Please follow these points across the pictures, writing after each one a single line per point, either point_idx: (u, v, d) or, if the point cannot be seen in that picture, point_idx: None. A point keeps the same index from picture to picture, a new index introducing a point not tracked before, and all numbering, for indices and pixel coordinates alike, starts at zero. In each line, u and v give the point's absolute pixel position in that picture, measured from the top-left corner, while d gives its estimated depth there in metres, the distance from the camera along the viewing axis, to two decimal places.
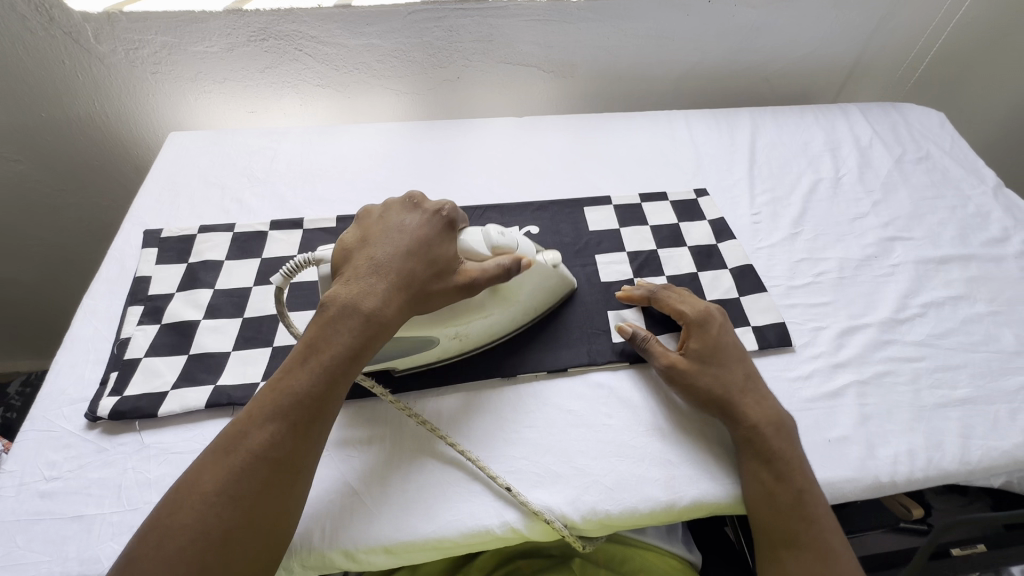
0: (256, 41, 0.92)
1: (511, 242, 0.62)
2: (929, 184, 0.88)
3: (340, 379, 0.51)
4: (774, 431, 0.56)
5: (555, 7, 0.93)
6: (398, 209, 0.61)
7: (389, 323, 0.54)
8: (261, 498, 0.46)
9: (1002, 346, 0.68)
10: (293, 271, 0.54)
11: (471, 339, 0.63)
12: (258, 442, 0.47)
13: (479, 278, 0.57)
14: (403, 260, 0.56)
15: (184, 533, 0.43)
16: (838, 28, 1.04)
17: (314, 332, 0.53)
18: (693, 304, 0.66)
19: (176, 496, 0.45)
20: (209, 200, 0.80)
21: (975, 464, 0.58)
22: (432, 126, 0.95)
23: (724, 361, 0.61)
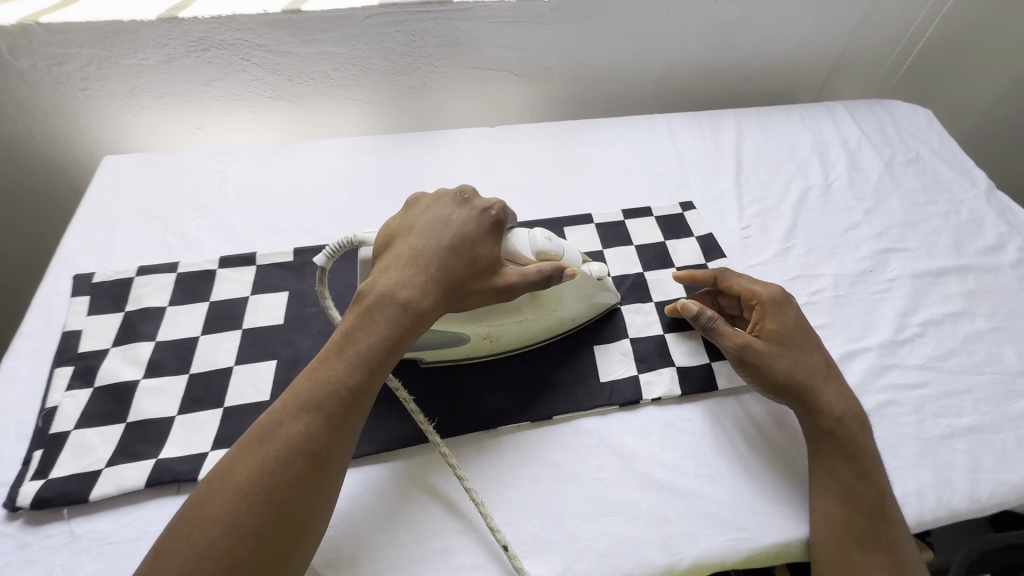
0: (196, 51, 0.83)
1: (558, 249, 0.57)
2: (921, 189, 0.84)
3: (375, 371, 0.49)
4: (858, 426, 0.54)
5: (525, 8, 0.86)
6: (439, 199, 0.59)
7: (424, 315, 0.52)
8: (295, 493, 0.44)
9: (1005, 366, 0.65)
10: (336, 253, 0.54)
11: (504, 339, 0.62)
12: (294, 433, 0.45)
13: (518, 284, 0.54)
14: (442, 252, 0.54)
15: (217, 523, 0.42)
16: (824, 22, 0.99)
17: (351, 321, 0.51)
18: (767, 285, 0.62)
19: (210, 484, 0.44)
20: (149, 235, 0.72)
21: (985, 501, 0.55)
22: (398, 139, 0.88)
23: (800, 346, 0.58)
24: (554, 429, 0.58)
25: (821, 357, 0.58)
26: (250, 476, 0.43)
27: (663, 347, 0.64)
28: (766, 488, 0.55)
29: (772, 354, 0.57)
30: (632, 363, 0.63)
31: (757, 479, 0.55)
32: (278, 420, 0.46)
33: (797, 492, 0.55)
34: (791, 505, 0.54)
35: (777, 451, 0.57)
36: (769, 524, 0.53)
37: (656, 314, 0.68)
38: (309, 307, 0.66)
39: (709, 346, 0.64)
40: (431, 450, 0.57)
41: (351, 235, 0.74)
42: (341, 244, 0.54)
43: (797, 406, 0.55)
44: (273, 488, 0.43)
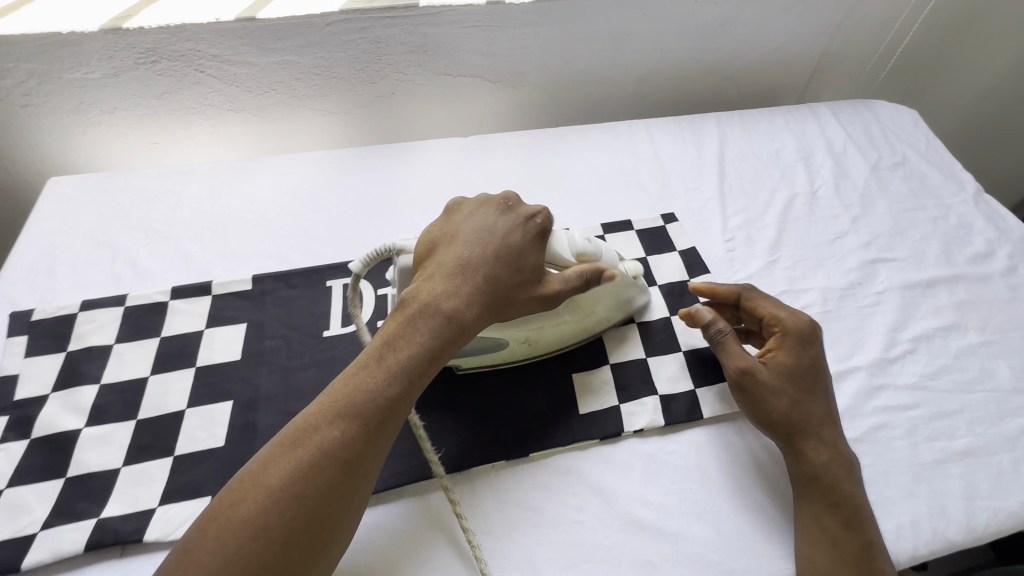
0: (145, 64, 0.78)
1: (596, 250, 0.59)
2: (908, 195, 0.82)
3: (414, 383, 0.48)
4: (845, 474, 0.51)
5: (496, 12, 0.82)
6: (488, 205, 0.57)
7: (466, 327, 0.51)
8: (325, 502, 0.42)
9: (998, 383, 0.62)
10: (371, 260, 0.55)
11: (541, 345, 0.61)
12: (329, 439, 0.44)
13: (562, 291, 0.54)
14: (490, 262, 0.52)
15: (246, 526, 0.40)
16: (807, 20, 0.96)
17: (392, 328, 0.50)
18: (797, 316, 0.57)
19: (242, 483, 0.42)
20: (96, 265, 0.67)
21: (982, 531, 0.53)
22: (365, 151, 0.83)
23: (807, 385, 0.54)
24: (530, 468, 0.55)
25: (821, 397, 0.55)
26: (281, 481, 0.42)
27: (645, 374, 0.61)
28: (755, 525, 0.52)
29: (772, 388, 0.54)
30: (614, 391, 0.60)
31: (745, 515, 0.52)
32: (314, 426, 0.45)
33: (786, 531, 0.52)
34: (781, 543, 0.51)
35: (767, 487, 0.54)
36: (757, 565, 0.50)
37: (637, 337, 0.64)
38: (269, 340, 0.62)
39: (694, 370, 0.61)
40: (398, 498, 0.54)
41: (315, 258, 0.70)
42: (378, 251, 0.55)
43: (785, 444, 0.53)
44: (304, 495, 0.42)
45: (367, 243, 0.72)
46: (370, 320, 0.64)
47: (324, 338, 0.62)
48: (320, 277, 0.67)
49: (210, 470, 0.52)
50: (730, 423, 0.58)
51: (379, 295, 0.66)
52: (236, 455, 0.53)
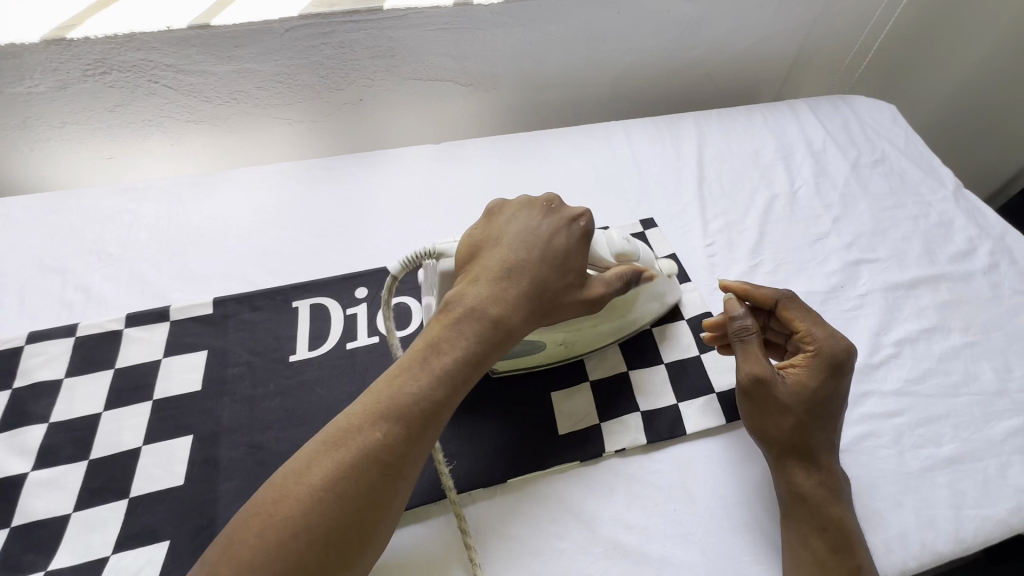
0: (94, 75, 0.75)
1: (633, 250, 0.57)
2: (888, 192, 0.81)
3: (458, 388, 0.46)
4: (834, 497, 0.49)
5: (463, 13, 0.79)
6: (534, 207, 0.55)
7: (511, 331, 0.49)
8: (367, 505, 0.40)
9: (983, 385, 0.61)
10: (412, 262, 0.52)
11: (577, 347, 0.60)
12: (374, 441, 0.42)
13: (606, 296, 0.53)
14: (538, 263, 0.51)
15: (288, 524, 0.38)
16: (784, 16, 0.95)
17: (436, 329, 0.48)
18: (836, 339, 0.53)
19: (283, 481, 0.40)
20: (45, 292, 0.64)
21: (971, 541, 0.52)
22: (330, 161, 0.79)
23: (823, 411, 0.51)
24: (510, 493, 0.53)
25: (832, 425, 0.52)
26: (325, 481, 0.40)
27: (628, 389, 0.59)
28: (741, 545, 0.50)
29: (781, 403, 0.51)
30: (595, 409, 0.58)
31: (731, 535, 0.51)
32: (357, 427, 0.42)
33: (775, 550, 0.50)
34: (768, 563, 0.49)
35: (754, 506, 0.52)
36: None
37: (618, 351, 0.62)
38: (231, 367, 0.59)
39: (677, 384, 0.59)
40: None
41: (280, 278, 0.67)
42: (417, 253, 0.51)
43: (775, 460, 0.52)
44: (348, 497, 0.40)
45: (335, 259, 0.69)
46: (339, 342, 0.61)
47: (290, 362, 0.59)
48: (285, 297, 0.64)
49: (168, 512, 0.49)
50: (714, 438, 0.56)
51: (348, 314, 0.63)
52: (195, 494, 0.50)
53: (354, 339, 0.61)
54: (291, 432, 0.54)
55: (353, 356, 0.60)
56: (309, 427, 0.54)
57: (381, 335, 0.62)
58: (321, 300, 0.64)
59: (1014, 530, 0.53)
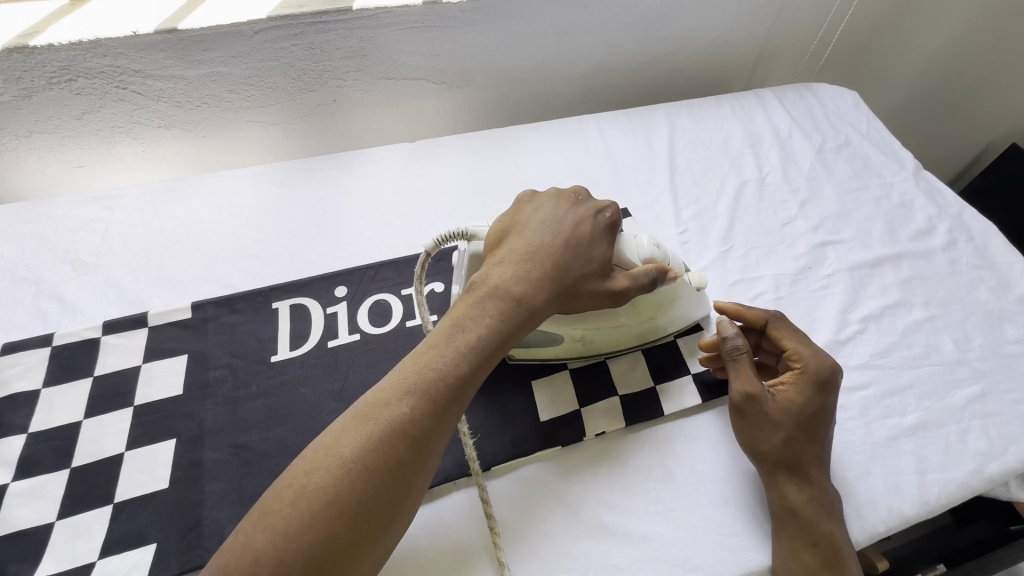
0: (60, 82, 0.74)
1: (664, 255, 0.56)
2: (851, 175, 0.84)
3: (482, 365, 0.47)
4: (825, 514, 0.50)
5: (432, 12, 0.80)
6: (556, 197, 0.57)
7: (533, 312, 0.50)
8: (394, 476, 0.41)
9: (943, 356, 0.64)
10: (443, 242, 0.55)
11: (596, 344, 0.60)
12: (401, 414, 0.43)
13: (631, 290, 0.52)
14: (560, 250, 0.53)
15: (319, 493, 0.39)
16: (747, 9, 0.97)
17: (461, 311, 0.50)
18: (822, 359, 0.55)
19: (314, 454, 0.42)
20: (19, 303, 0.63)
21: (935, 503, 0.54)
22: (306, 163, 0.79)
23: (813, 427, 0.52)
24: (494, 481, 0.54)
25: (820, 441, 0.53)
26: (355, 455, 0.41)
27: (607, 375, 0.61)
28: (719, 518, 0.52)
29: (772, 420, 0.52)
30: (575, 395, 0.59)
31: (711, 511, 0.52)
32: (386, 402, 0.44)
33: (752, 521, 0.52)
34: (746, 534, 0.51)
35: (731, 480, 0.54)
36: (725, 558, 0.50)
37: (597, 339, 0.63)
38: (213, 371, 0.59)
39: (654, 368, 0.61)
40: None
41: (259, 280, 0.67)
42: (451, 233, 0.55)
43: (768, 474, 0.52)
44: (378, 469, 0.41)
45: (314, 260, 0.69)
46: (320, 341, 0.61)
47: (272, 363, 0.59)
48: (265, 299, 0.64)
49: (153, 517, 0.49)
50: (691, 418, 0.58)
51: (329, 314, 0.64)
52: (181, 497, 0.50)
53: (335, 337, 0.62)
54: (275, 431, 0.55)
55: (335, 354, 0.60)
56: (292, 425, 0.55)
57: (362, 332, 0.62)
58: (301, 300, 0.65)
59: (975, 490, 0.55)
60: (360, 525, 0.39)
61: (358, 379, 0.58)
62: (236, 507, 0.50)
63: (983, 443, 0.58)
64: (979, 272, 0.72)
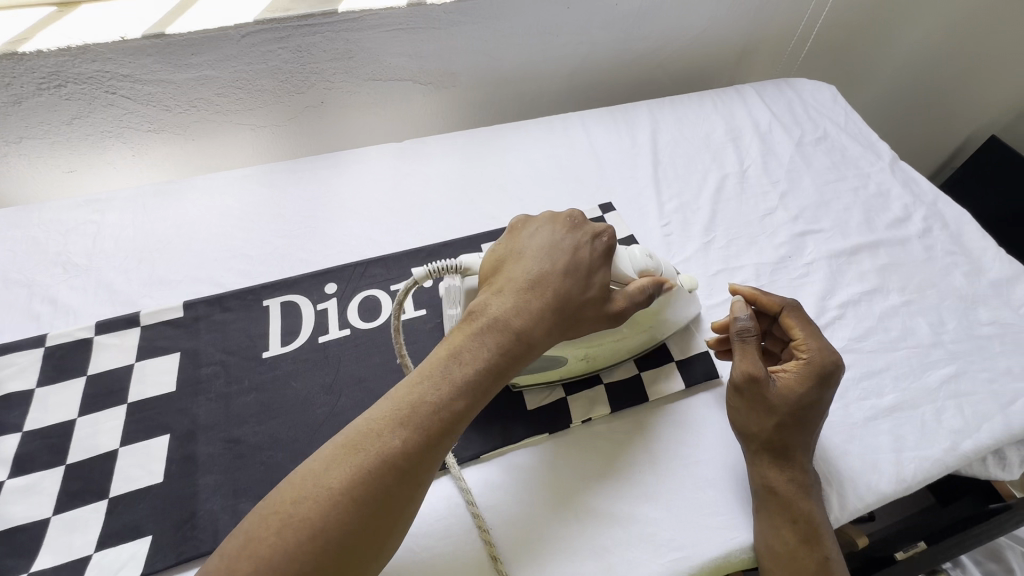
0: (49, 88, 0.75)
1: (656, 265, 0.57)
2: (830, 166, 0.86)
3: (477, 399, 0.46)
4: (803, 493, 0.52)
5: (416, 14, 0.81)
6: (557, 222, 0.56)
7: (533, 343, 0.49)
8: (380, 509, 0.41)
9: (919, 339, 0.66)
10: (438, 273, 0.52)
11: (597, 361, 0.59)
12: (393, 447, 0.42)
13: (628, 308, 0.53)
14: (561, 279, 0.51)
15: (306, 524, 0.39)
16: (727, 7, 0.99)
17: (457, 339, 0.48)
18: (829, 353, 0.55)
19: (301, 479, 0.41)
20: (11, 305, 0.64)
21: (911, 480, 0.56)
22: (296, 164, 0.80)
23: (809, 417, 0.53)
24: (484, 467, 0.56)
25: (812, 429, 0.53)
26: (343, 486, 0.40)
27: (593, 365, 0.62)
28: (702, 498, 0.53)
29: (769, 404, 0.53)
30: (562, 384, 0.60)
31: (694, 491, 0.54)
32: (377, 433, 0.43)
33: (734, 501, 0.54)
34: (729, 513, 0.53)
35: (713, 462, 0.56)
36: (709, 536, 0.51)
37: None
38: (205, 367, 0.60)
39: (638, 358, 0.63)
40: None
41: (250, 278, 0.68)
42: (442, 265, 0.52)
43: (755, 454, 0.53)
44: (364, 503, 0.40)
45: (304, 258, 0.71)
46: (310, 337, 0.62)
47: (263, 359, 0.60)
48: (256, 297, 0.66)
49: (149, 510, 0.50)
50: (675, 404, 0.60)
51: (319, 310, 0.65)
52: (175, 490, 0.51)
53: (326, 332, 0.63)
54: (267, 425, 0.56)
55: (326, 349, 0.61)
56: (285, 419, 0.56)
57: (352, 327, 0.63)
58: (291, 297, 0.66)
59: (950, 467, 0.57)
60: (344, 557, 0.39)
61: (349, 372, 0.60)
62: (229, 499, 0.51)
63: (957, 421, 0.60)
64: (953, 257, 0.75)
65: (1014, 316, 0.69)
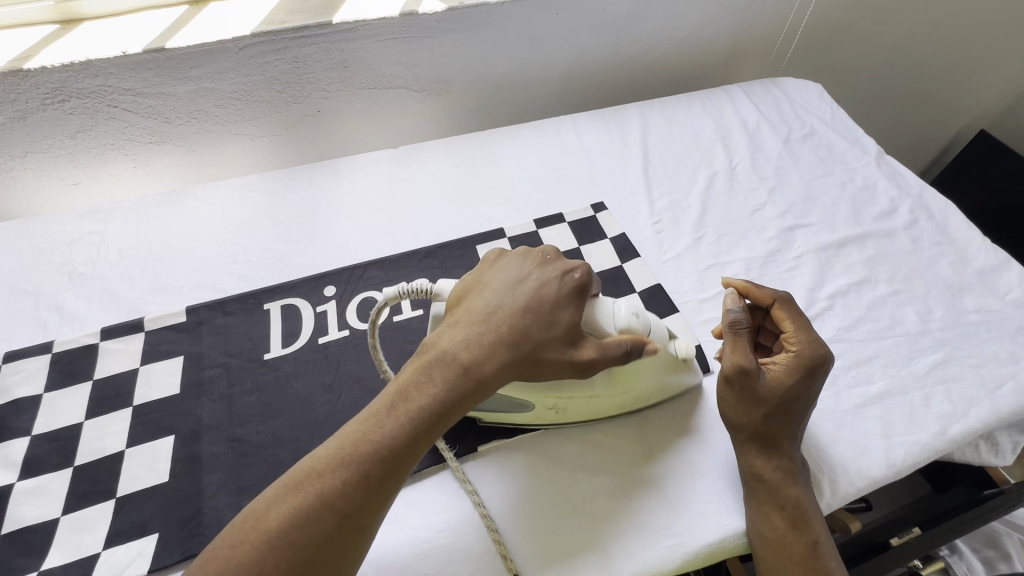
0: (54, 103, 0.77)
1: (643, 325, 0.53)
2: (817, 162, 0.87)
3: (422, 438, 0.45)
4: (790, 479, 0.52)
5: (408, 23, 0.83)
6: (524, 256, 0.56)
7: (484, 378, 0.47)
8: (320, 552, 0.40)
9: (907, 327, 0.68)
10: (408, 293, 0.52)
11: (571, 413, 0.57)
12: (330, 488, 0.41)
13: (599, 356, 0.50)
14: (516, 313, 0.50)
15: (244, 567, 0.39)
16: (713, 10, 1.02)
17: (407, 376, 0.47)
18: (816, 345, 0.56)
19: (245, 518, 0.41)
20: (19, 314, 0.66)
21: (901, 465, 0.57)
22: (294, 172, 0.82)
23: (795, 411, 0.54)
24: (482, 461, 0.57)
25: (798, 420, 0.55)
26: (279, 529, 0.40)
27: None
28: (696, 486, 0.55)
29: (759, 395, 0.54)
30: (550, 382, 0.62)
31: (689, 479, 0.55)
32: (318, 474, 0.42)
33: (729, 487, 0.55)
34: (723, 500, 0.54)
35: (707, 452, 0.57)
36: (704, 523, 0.52)
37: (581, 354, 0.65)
38: (208, 369, 0.61)
39: None
40: None
41: (250, 283, 0.70)
42: (417, 286, 0.52)
43: (742, 443, 0.54)
44: (302, 545, 0.40)
45: (303, 262, 0.72)
46: (310, 338, 0.64)
47: (265, 360, 0.62)
48: (256, 301, 0.67)
49: (155, 508, 0.51)
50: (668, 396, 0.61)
51: (319, 312, 0.66)
52: (181, 489, 0.53)
53: (325, 334, 0.64)
54: (269, 425, 0.57)
55: (326, 350, 0.63)
56: (286, 418, 0.57)
57: (351, 328, 0.65)
58: (291, 301, 0.67)
59: (939, 451, 0.58)
60: None
61: (349, 372, 0.61)
62: (234, 496, 0.52)
63: (945, 406, 0.61)
64: (939, 247, 0.76)
65: (1000, 303, 0.71)
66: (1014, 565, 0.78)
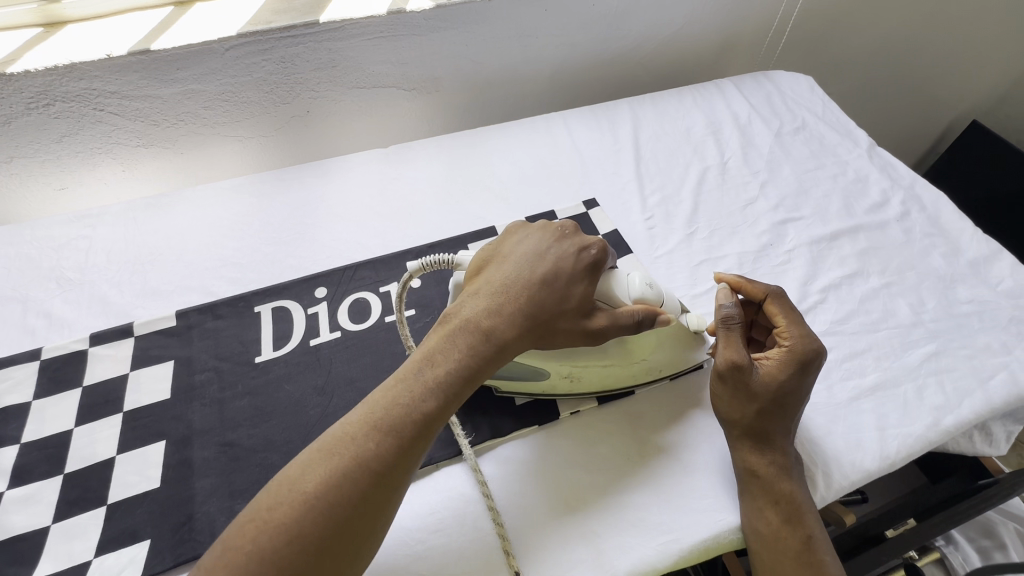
0: (39, 107, 0.76)
1: (656, 296, 0.55)
2: (809, 155, 0.87)
3: (451, 399, 0.45)
4: (784, 474, 0.52)
5: (395, 21, 0.82)
6: (539, 229, 0.56)
7: (508, 344, 0.48)
8: (357, 513, 0.40)
9: (900, 319, 0.68)
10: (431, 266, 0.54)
11: (584, 382, 0.59)
12: (366, 449, 0.41)
13: (609, 329, 0.51)
14: (536, 282, 0.51)
15: (280, 531, 0.38)
16: (703, 4, 1.01)
17: (433, 342, 0.48)
18: (808, 340, 0.56)
19: (277, 484, 0.40)
20: (6, 320, 0.65)
21: (895, 457, 0.57)
22: (284, 172, 0.82)
23: (789, 405, 0.54)
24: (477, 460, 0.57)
25: (791, 414, 0.54)
26: (318, 490, 0.39)
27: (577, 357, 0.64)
28: (690, 482, 0.55)
29: (753, 391, 0.53)
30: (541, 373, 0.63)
31: (683, 475, 0.55)
32: (352, 436, 0.42)
33: (723, 483, 0.55)
34: (716, 496, 0.54)
35: (701, 448, 0.57)
36: (698, 519, 0.52)
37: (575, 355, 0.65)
38: (199, 374, 0.61)
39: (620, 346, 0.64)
40: None
41: (240, 286, 0.69)
42: (438, 258, 0.54)
43: (736, 438, 0.54)
44: (341, 505, 0.39)
45: (294, 264, 0.72)
46: (301, 341, 0.64)
47: (255, 363, 0.62)
48: (247, 304, 0.67)
49: (146, 515, 0.51)
50: (662, 393, 0.61)
51: (310, 314, 0.66)
52: (173, 495, 0.52)
53: (316, 336, 0.64)
54: (261, 428, 0.57)
55: (317, 352, 0.62)
56: (278, 421, 0.57)
57: (342, 330, 0.65)
58: (281, 303, 0.67)
59: (932, 443, 0.58)
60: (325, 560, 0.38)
61: (341, 374, 0.61)
62: (226, 501, 0.52)
63: (939, 398, 0.61)
64: (932, 239, 0.76)
65: (992, 293, 0.71)
66: (1009, 555, 0.79)
